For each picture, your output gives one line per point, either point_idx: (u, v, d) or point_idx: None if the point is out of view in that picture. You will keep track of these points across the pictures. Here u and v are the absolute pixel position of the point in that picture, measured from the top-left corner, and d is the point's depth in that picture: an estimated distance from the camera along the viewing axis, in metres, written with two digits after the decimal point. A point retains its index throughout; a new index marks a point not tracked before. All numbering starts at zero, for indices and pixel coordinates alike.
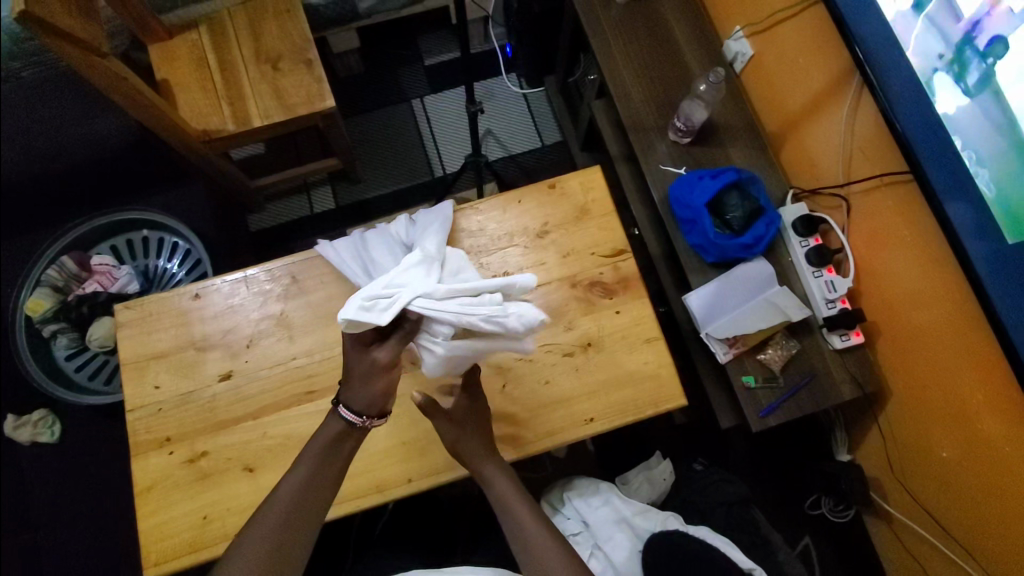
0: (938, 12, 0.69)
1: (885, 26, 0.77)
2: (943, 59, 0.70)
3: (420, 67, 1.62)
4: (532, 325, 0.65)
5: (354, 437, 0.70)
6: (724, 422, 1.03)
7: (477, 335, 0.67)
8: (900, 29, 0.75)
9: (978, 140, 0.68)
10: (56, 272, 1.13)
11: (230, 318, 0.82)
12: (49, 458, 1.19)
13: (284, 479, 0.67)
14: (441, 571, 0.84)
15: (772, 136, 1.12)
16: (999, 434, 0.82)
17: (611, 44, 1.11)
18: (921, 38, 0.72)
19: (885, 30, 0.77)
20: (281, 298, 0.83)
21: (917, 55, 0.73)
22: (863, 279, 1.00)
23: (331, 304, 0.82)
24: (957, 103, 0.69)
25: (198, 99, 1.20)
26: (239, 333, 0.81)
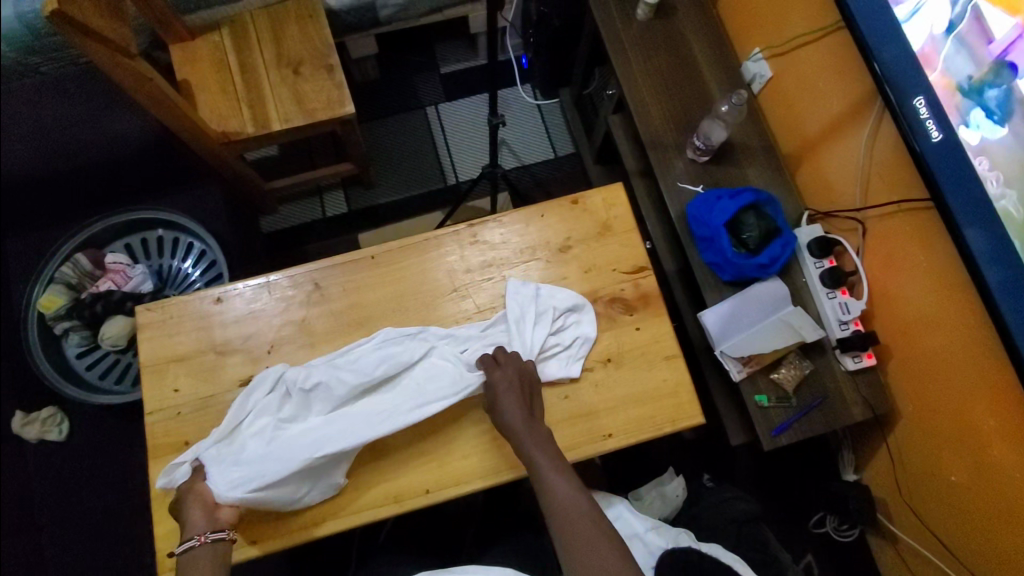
0: (969, 33, 0.70)
1: (910, 46, 0.78)
2: (971, 79, 0.71)
3: (436, 75, 1.62)
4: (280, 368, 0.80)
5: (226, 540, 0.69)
6: (734, 439, 1.03)
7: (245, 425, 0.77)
8: (926, 50, 0.76)
9: (1000, 162, 0.69)
10: (70, 269, 1.13)
11: (252, 323, 0.82)
12: (57, 457, 1.19)
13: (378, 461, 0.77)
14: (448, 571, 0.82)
15: (788, 157, 1.13)
16: (1009, 460, 0.83)
17: (632, 61, 1.12)
18: (950, 57, 0.73)
19: (909, 51, 0.78)
20: (304, 305, 0.83)
21: (944, 74, 0.74)
22: (876, 302, 1.01)
23: (354, 313, 0.83)
24: (983, 123, 0.70)
25: (219, 101, 1.20)
26: (260, 338, 0.82)
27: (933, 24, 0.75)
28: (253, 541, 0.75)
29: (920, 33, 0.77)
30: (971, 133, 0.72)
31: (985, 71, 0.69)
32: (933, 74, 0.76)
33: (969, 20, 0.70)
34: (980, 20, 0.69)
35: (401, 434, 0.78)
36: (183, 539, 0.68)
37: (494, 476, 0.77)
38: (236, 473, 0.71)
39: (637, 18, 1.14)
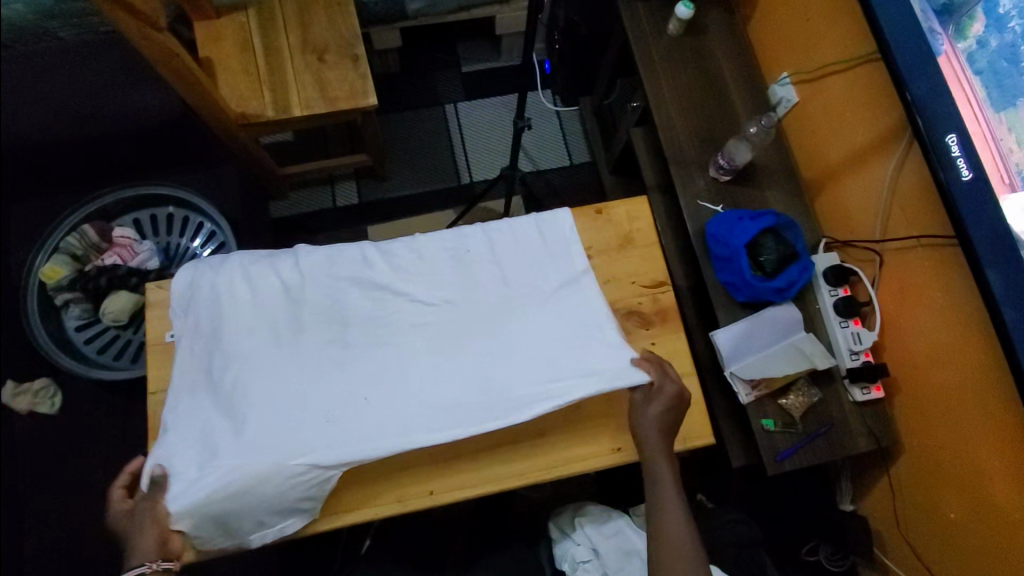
0: (1006, 77, 0.71)
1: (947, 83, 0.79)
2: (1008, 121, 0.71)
3: (457, 73, 1.62)
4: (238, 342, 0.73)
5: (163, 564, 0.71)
6: (735, 461, 1.03)
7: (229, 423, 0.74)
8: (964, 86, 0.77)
9: None
10: (76, 240, 1.11)
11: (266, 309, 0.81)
12: (50, 430, 1.18)
13: None
14: None
15: (808, 182, 1.13)
16: (1011, 503, 0.83)
17: (660, 76, 1.12)
18: (991, 92, 0.74)
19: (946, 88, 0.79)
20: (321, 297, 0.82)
21: (983, 109, 0.75)
22: (888, 334, 1.01)
23: (370, 307, 0.82)
24: (1022, 155, 0.70)
25: (240, 81, 1.19)
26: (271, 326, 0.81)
27: (975, 59, 0.75)
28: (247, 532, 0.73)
29: (958, 69, 0.77)
30: (1009, 167, 0.72)
31: (1022, 103, 0.70)
32: (969, 110, 0.76)
33: (1008, 54, 0.71)
34: (1019, 55, 0.70)
35: None
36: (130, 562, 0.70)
37: (499, 482, 0.76)
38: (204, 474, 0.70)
39: (668, 33, 1.14)
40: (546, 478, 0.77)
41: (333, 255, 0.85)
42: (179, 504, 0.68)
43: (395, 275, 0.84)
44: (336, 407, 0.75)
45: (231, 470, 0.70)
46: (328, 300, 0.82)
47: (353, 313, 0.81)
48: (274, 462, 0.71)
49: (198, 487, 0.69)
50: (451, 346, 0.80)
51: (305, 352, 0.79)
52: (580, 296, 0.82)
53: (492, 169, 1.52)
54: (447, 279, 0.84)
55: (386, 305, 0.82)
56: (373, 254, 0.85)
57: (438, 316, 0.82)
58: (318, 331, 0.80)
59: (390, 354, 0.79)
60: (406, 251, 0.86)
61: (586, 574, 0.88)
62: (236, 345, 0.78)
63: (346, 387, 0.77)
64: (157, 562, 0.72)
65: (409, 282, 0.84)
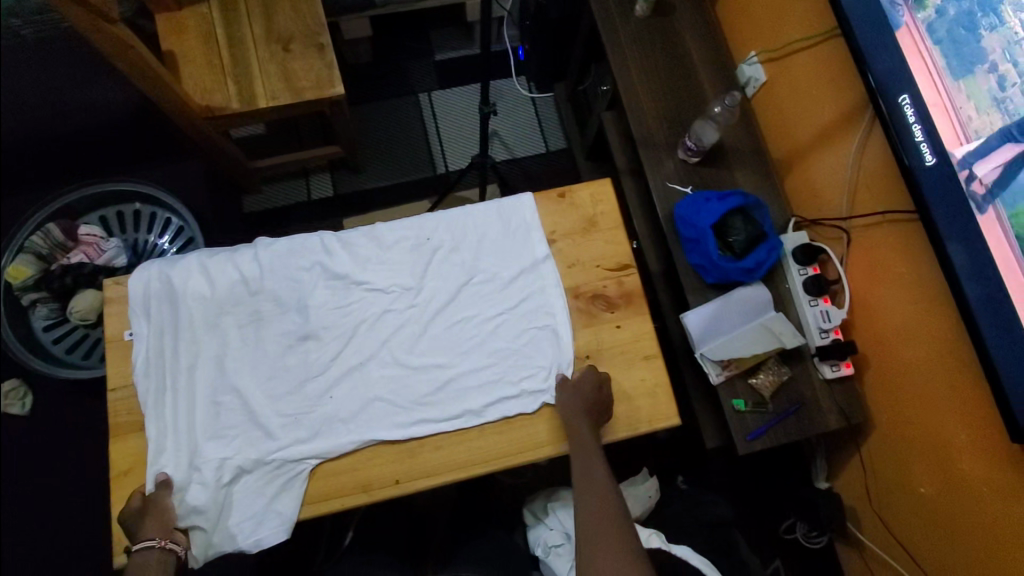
0: (965, 46, 0.70)
1: (907, 55, 0.77)
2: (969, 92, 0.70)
3: (430, 61, 1.60)
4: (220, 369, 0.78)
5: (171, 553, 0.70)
6: (709, 442, 1.03)
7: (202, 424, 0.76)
8: (925, 56, 0.75)
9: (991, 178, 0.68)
10: (40, 239, 1.09)
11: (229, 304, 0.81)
12: (25, 432, 1.17)
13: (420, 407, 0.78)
14: None
15: (778, 162, 1.13)
16: (979, 474, 0.84)
17: (627, 58, 1.11)
18: (950, 62, 0.72)
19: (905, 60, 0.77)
20: (285, 289, 0.82)
21: (943, 78, 0.73)
22: (858, 312, 1.02)
23: (336, 297, 0.82)
24: (982, 125, 0.69)
25: (204, 73, 1.17)
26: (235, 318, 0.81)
27: (934, 28, 0.73)
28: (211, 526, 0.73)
29: (918, 40, 0.76)
30: (969, 139, 0.71)
31: (981, 72, 0.68)
32: (931, 80, 0.75)
33: (965, 23, 0.69)
34: (977, 22, 0.68)
35: (374, 422, 0.77)
36: (138, 541, 0.69)
37: (464, 469, 0.76)
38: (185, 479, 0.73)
39: (635, 14, 1.13)
40: (511, 464, 0.77)
41: (293, 247, 0.83)
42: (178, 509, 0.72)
43: (356, 264, 0.83)
44: (304, 403, 0.78)
45: (210, 473, 0.73)
46: (289, 291, 0.82)
47: (315, 304, 0.81)
48: (251, 460, 0.74)
49: (190, 492, 0.72)
50: (415, 335, 0.81)
51: (271, 347, 0.80)
52: (539, 284, 0.83)
53: (467, 158, 1.51)
54: (409, 267, 0.84)
55: (347, 296, 0.82)
56: (333, 242, 0.84)
57: (401, 304, 0.82)
58: (283, 324, 0.81)
59: (352, 344, 0.80)
60: (365, 239, 0.85)
61: (558, 558, 0.87)
62: (202, 344, 0.79)
63: (314, 382, 0.79)
64: (121, 559, 0.72)
65: (369, 270, 0.83)
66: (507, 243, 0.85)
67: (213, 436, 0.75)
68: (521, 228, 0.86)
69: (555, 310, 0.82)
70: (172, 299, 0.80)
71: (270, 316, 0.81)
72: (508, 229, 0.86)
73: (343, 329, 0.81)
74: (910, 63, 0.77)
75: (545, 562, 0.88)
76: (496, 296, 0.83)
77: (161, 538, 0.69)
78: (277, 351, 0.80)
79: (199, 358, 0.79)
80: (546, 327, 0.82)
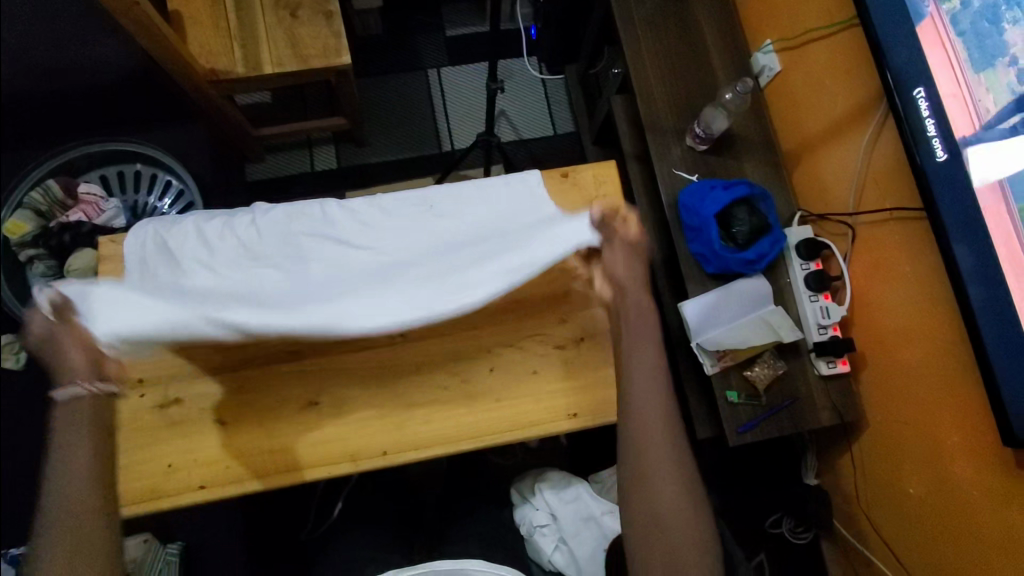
0: (988, 39, 0.67)
1: (928, 48, 0.75)
2: (989, 87, 0.68)
3: (441, 37, 1.57)
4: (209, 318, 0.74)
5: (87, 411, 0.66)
6: (700, 433, 1.03)
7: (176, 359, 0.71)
8: (945, 49, 0.73)
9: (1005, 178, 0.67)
10: (40, 196, 1.08)
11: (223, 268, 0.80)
12: (20, 387, 1.18)
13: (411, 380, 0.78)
14: (409, 568, 0.73)
15: (787, 154, 1.11)
16: (968, 477, 0.83)
17: (640, 40, 1.09)
18: (971, 54, 0.70)
19: (926, 53, 0.75)
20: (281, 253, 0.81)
21: (964, 71, 0.71)
22: (858, 310, 1.01)
23: None
24: (999, 124, 0.67)
25: (209, 35, 1.15)
26: None
27: (958, 20, 0.71)
28: (200, 487, 0.73)
29: (941, 32, 0.73)
30: (985, 138, 0.69)
31: (1001, 65, 0.66)
32: (950, 74, 0.72)
33: (988, 15, 0.67)
34: (1000, 15, 0.66)
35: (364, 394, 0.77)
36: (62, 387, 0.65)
37: (452, 445, 0.76)
38: (112, 310, 0.68)
39: None
40: (500, 442, 0.77)
41: (291, 214, 0.83)
42: (97, 330, 0.67)
43: (355, 232, 0.83)
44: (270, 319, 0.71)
45: (153, 318, 0.68)
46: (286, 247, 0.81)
47: None
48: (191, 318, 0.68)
49: (107, 317, 0.67)
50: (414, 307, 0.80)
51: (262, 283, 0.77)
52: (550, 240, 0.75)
53: (474, 137, 1.49)
54: (412, 234, 0.82)
55: (344, 257, 0.80)
56: (337, 211, 0.84)
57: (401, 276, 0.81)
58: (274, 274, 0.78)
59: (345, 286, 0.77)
60: (369, 209, 0.84)
61: (542, 538, 0.89)
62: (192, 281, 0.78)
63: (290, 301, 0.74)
64: (106, 515, 0.72)
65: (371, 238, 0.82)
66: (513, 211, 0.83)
67: (141, 299, 0.69)
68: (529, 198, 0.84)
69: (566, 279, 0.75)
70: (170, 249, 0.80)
71: None
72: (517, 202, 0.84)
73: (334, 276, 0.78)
74: (931, 56, 0.75)
75: (530, 540, 0.90)
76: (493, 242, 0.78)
77: (87, 382, 0.66)
78: (263, 287, 0.77)
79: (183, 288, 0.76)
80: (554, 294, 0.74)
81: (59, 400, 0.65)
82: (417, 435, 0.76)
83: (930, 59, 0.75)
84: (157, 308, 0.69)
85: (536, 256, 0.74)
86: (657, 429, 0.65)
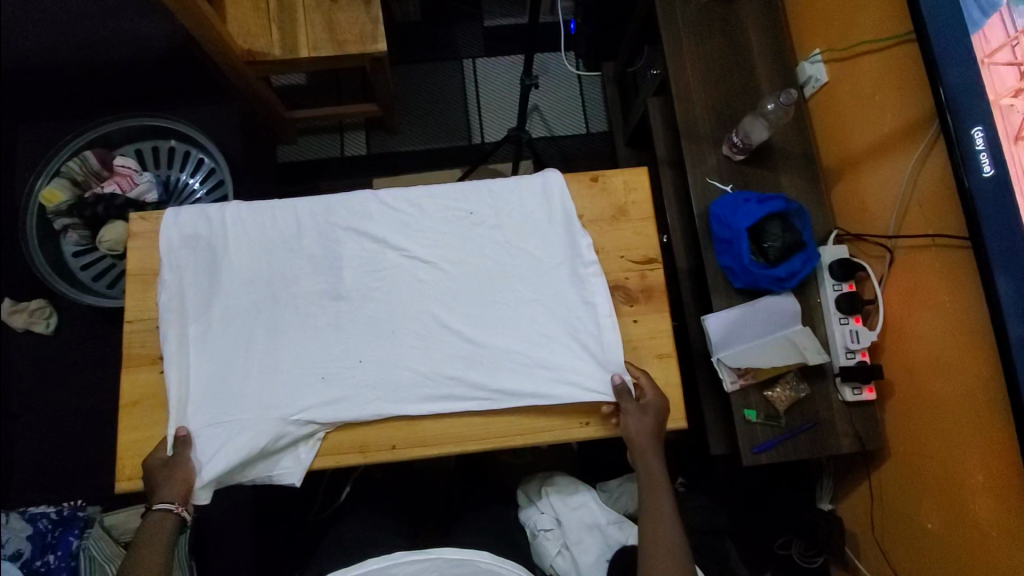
0: None
1: (1002, 66, 0.69)
2: None
3: (478, 27, 1.56)
4: (257, 330, 0.79)
5: (174, 525, 0.71)
6: (714, 448, 1.01)
7: (223, 386, 0.76)
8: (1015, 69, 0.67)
9: None
10: (77, 165, 1.11)
11: (258, 258, 0.81)
12: (49, 350, 1.22)
13: (422, 377, 0.77)
14: (426, 551, 0.71)
15: (827, 170, 1.07)
16: (992, 520, 0.80)
17: (682, 42, 1.06)
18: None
19: (999, 71, 0.70)
20: (317, 250, 0.82)
21: None
22: (889, 335, 0.97)
23: (363, 259, 0.82)
24: None
25: (248, 16, 1.15)
26: (260, 274, 0.81)
27: None
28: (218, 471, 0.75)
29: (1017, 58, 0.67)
30: None
31: None
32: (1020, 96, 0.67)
33: None
34: None
35: (377, 390, 0.77)
36: (157, 501, 0.70)
37: (463, 444, 0.76)
38: (214, 441, 0.73)
39: None
40: (512, 444, 0.76)
41: (328, 206, 0.83)
42: (199, 473, 0.71)
43: (391, 228, 0.83)
44: (304, 397, 0.76)
45: (226, 438, 0.73)
46: (324, 250, 0.82)
47: (346, 266, 0.81)
48: (275, 421, 0.74)
49: (211, 459, 0.72)
50: (444, 304, 0.80)
51: (305, 306, 0.80)
52: (579, 273, 0.80)
53: (504, 131, 1.48)
54: (448, 239, 0.83)
55: (382, 260, 0.82)
56: (375, 204, 0.84)
57: (432, 275, 0.81)
58: (313, 280, 0.81)
59: (383, 312, 0.80)
60: (406, 204, 0.84)
61: (546, 542, 0.88)
62: (233, 291, 0.80)
63: (334, 363, 0.78)
64: (122, 487, 0.74)
65: (409, 236, 0.83)
66: (541, 222, 0.83)
67: (232, 416, 0.74)
68: (559, 213, 0.83)
69: (595, 305, 0.79)
70: (211, 248, 0.81)
71: (299, 273, 0.81)
72: (546, 204, 0.84)
73: (368, 328, 0.79)
74: (1005, 75, 0.69)
75: (535, 543, 0.90)
76: (539, 288, 0.81)
77: (180, 503, 0.71)
78: (299, 267, 0.81)
79: (229, 316, 0.79)
80: (584, 321, 0.79)
81: (155, 512, 0.70)
82: (428, 433, 0.76)
83: (1001, 79, 0.70)
84: (246, 418, 0.74)
85: (547, 258, 0.82)
86: (658, 531, 0.74)
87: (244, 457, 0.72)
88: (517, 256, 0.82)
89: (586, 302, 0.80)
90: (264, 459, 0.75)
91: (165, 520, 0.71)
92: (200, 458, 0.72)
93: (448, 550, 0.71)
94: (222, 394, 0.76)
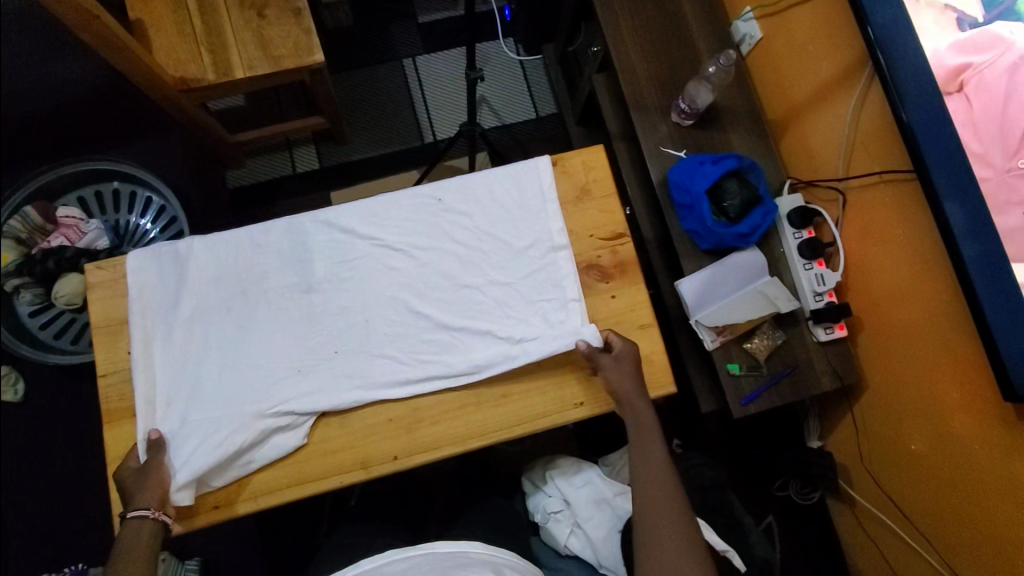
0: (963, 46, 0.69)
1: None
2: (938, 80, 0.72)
3: (413, 24, 1.53)
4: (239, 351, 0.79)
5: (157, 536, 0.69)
6: (705, 406, 1.04)
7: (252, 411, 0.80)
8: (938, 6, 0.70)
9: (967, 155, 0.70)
10: (19, 223, 1.06)
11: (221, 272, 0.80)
12: (21, 417, 1.18)
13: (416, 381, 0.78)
14: (415, 546, 0.73)
15: (773, 124, 1.11)
16: (970, 433, 0.85)
17: (618, 16, 1.07)
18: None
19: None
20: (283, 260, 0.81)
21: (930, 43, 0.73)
22: (852, 275, 1.02)
23: (338, 274, 0.81)
24: (937, 114, 0.73)
25: (175, 43, 1.11)
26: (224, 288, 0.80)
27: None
28: (213, 506, 0.74)
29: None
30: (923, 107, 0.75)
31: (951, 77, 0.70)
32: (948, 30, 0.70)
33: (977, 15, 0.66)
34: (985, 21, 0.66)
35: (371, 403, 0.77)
36: (132, 509, 0.68)
37: (463, 444, 0.77)
38: (187, 451, 0.72)
39: None
40: (506, 435, 0.77)
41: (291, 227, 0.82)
42: (175, 479, 0.70)
43: (362, 221, 0.82)
44: (280, 391, 0.76)
45: (217, 422, 0.74)
46: (292, 243, 0.81)
47: (318, 263, 0.81)
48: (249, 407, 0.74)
49: (184, 465, 0.71)
50: (410, 291, 0.81)
51: (275, 300, 0.80)
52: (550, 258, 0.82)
53: (455, 126, 1.47)
54: (418, 225, 0.83)
55: (351, 249, 0.82)
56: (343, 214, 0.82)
57: (402, 263, 0.81)
58: (282, 275, 0.81)
59: (355, 302, 0.80)
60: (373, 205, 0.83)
61: (557, 524, 0.89)
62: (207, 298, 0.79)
63: (312, 357, 0.78)
64: None
65: (381, 228, 0.82)
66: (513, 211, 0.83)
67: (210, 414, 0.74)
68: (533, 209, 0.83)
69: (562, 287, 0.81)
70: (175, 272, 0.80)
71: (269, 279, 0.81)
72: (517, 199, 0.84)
73: (340, 318, 0.79)
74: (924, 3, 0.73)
75: (546, 528, 0.90)
76: (507, 266, 0.82)
77: (155, 508, 0.69)
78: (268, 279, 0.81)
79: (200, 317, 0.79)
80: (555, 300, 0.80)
81: (130, 518, 0.68)
82: (429, 442, 0.76)
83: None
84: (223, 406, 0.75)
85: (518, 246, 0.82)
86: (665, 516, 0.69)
87: (214, 457, 0.71)
88: (485, 226, 0.83)
89: (556, 283, 0.81)
90: (236, 460, 0.73)
91: (139, 532, 0.68)
92: (175, 462, 0.71)
93: (439, 544, 0.72)
94: (189, 394, 0.76)
